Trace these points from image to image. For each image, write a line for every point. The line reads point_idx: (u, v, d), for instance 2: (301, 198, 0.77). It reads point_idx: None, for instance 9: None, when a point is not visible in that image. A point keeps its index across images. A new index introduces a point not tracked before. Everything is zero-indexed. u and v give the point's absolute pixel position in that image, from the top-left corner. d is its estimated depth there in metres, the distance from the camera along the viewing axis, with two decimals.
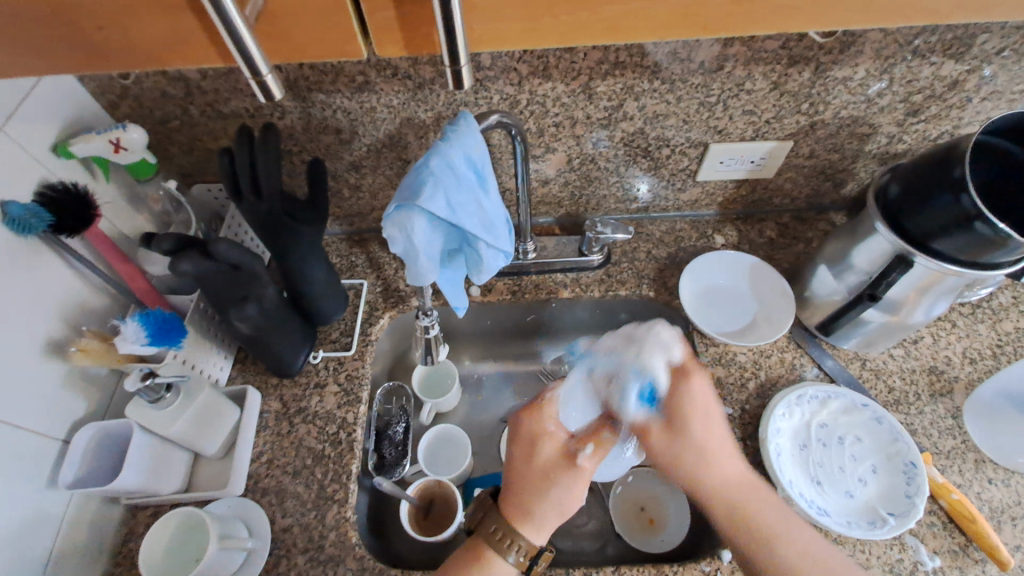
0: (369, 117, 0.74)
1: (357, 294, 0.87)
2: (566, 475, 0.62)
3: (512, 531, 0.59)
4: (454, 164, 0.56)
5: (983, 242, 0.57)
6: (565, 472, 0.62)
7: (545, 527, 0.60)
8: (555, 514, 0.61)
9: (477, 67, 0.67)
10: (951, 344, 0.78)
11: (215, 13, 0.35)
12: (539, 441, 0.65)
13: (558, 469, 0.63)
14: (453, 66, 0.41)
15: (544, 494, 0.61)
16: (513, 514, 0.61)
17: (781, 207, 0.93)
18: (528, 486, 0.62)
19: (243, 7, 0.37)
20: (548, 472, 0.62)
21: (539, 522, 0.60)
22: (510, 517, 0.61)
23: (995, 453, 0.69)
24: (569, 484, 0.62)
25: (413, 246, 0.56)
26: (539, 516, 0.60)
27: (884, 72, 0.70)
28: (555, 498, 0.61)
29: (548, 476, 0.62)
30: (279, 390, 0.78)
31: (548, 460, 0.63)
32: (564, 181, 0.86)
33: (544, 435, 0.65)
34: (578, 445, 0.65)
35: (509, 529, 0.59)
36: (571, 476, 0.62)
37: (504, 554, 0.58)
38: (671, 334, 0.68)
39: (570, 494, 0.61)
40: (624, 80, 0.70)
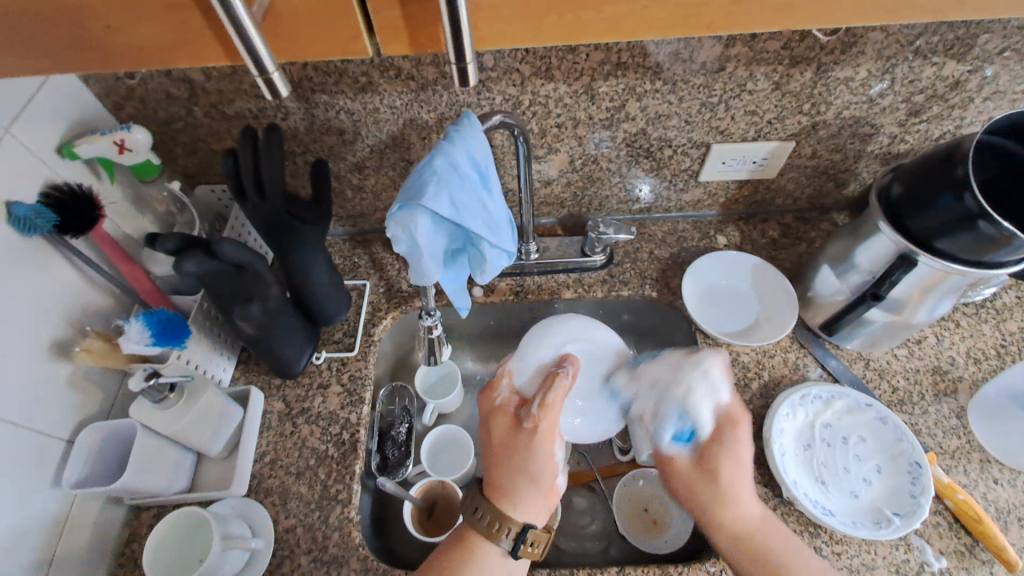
0: (372, 118, 0.74)
1: (360, 295, 0.87)
2: (520, 440, 0.62)
3: (500, 515, 0.59)
4: (458, 164, 0.56)
5: (986, 241, 0.57)
6: (518, 437, 0.63)
7: (522, 498, 0.61)
8: (526, 482, 0.61)
9: (480, 68, 0.68)
10: (955, 344, 0.78)
11: (222, 10, 0.35)
12: (496, 414, 0.66)
13: (512, 439, 0.63)
14: (459, 63, 0.41)
15: (514, 465, 0.62)
16: (493, 495, 0.61)
17: (783, 207, 0.93)
18: (498, 460, 0.63)
19: (250, 5, 0.37)
20: (506, 445, 0.63)
21: (515, 496, 0.61)
22: (490, 497, 0.61)
23: (1001, 453, 0.69)
24: (526, 450, 0.62)
25: (417, 246, 0.56)
26: (510, 488, 0.61)
27: (886, 72, 0.70)
28: (519, 465, 0.61)
29: (506, 444, 0.63)
30: (282, 390, 0.78)
31: (504, 432, 0.64)
32: (567, 182, 0.86)
33: (498, 410, 0.66)
34: (526, 409, 0.65)
35: (494, 512, 0.60)
36: (524, 438, 0.62)
37: (495, 539, 0.59)
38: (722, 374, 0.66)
39: (534, 458, 0.61)
40: (626, 81, 0.70)
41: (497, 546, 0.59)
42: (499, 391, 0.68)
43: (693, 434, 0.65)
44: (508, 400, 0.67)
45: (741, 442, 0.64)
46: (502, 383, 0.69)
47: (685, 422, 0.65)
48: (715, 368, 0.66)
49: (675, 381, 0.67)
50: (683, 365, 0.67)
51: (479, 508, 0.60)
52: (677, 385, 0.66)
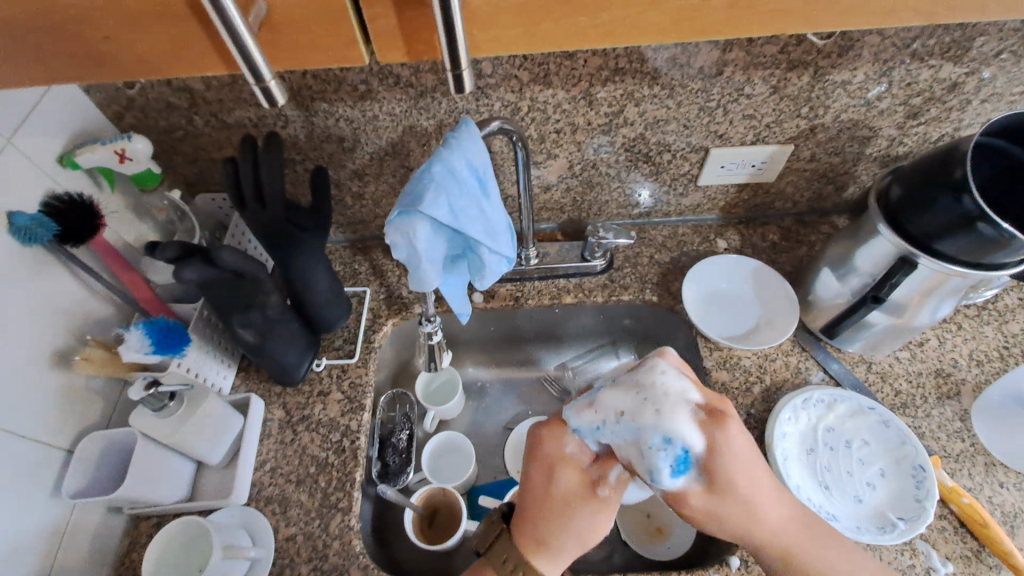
0: (371, 125, 0.74)
1: (360, 302, 0.87)
2: (588, 502, 0.53)
3: (525, 565, 0.52)
4: (456, 170, 0.56)
5: (986, 243, 0.57)
6: (585, 503, 0.53)
7: (565, 563, 0.53)
8: (576, 546, 0.52)
9: (478, 75, 0.68)
10: (958, 346, 0.78)
11: (218, 20, 0.35)
12: (562, 463, 0.54)
13: (579, 498, 0.53)
14: (455, 69, 0.41)
15: (567, 526, 0.52)
16: (524, 543, 0.53)
17: (783, 210, 0.93)
18: (553, 522, 0.52)
19: (247, 14, 0.38)
20: (570, 505, 0.52)
21: (559, 557, 0.52)
22: (517, 542, 0.53)
23: (1005, 456, 0.69)
24: (593, 517, 0.52)
25: (416, 252, 0.56)
26: (553, 547, 0.52)
27: (883, 75, 0.70)
28: (578, 532, 0.52)
29: (569, 504, 0.52)
30: (282, 398, 0.78)
31: (569, 489, 0.53)
32: (566, 187, 0.86)
33: (566, 459, 0.54)
34: (603, 471, 0.53)
35: (523, 564, 0.52)
36: (597, 505, 0.53)
37: None
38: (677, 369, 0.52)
39: (596, 529, 0.53)
40: (624, 86, 0.70)
41: None
42: (568, 444, 0.54)
43: (689, 454, 0.48)
44: (580, 452, 0.54)
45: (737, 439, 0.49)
46: (574, 432, 0.54)
47: (675, 445, 0.48)
48: (669, 366, 0.53)
49: (648, 393, 0.51)
50: (635, 390, 0.52)
51: (505, 555, 0.53)
52: (628, 388, 0.52)
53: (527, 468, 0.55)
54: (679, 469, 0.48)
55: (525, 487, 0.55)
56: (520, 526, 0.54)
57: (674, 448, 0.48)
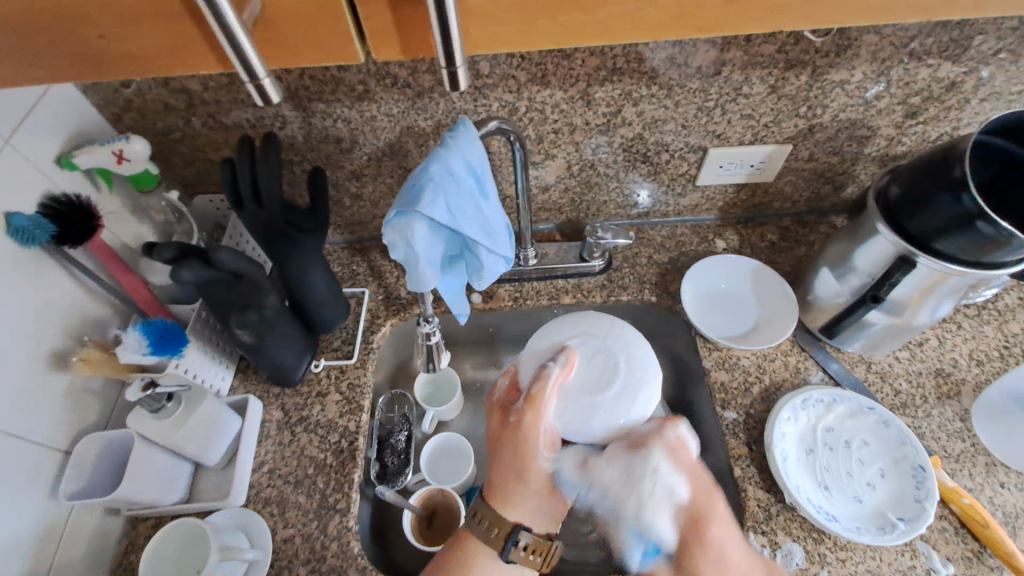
0: (369, 126, 0.74)
1: (358, 302, 0.87)
2: (509, 434, 0.63)
3: (495, 517, 0.61)
4: (453, 170, 0.56)
5: (985, 241, 0.56)
6: (507, 435, 0.64)
7: (516, 498, 0.62)
8: (514, 482, 0.62)
9: (476, 75, 0.68)
10: (958, 345, 0.77)
11: (211, 16, 0.35)
12: (492, 411, 0.67)
13: (501, 432, 0.64)
14: (450, 67, 0.41)
15: (501, 459, 0.63)
16: (490, 493, 0.63)
17: (782, 210, 0.93)
18: (497, 464, 0.64)
19: (241, 11, 0.38)
20: (497, 442, 0.65)
21: (508, 497, 0.62)
22: (484, 495, 0.64)
23: (1006, 457, 0.68)
24: (513, 447, 0.63)
25: (413, 252, 0.56)
26: (501, 485, 0.63)
27: (881, 75, 0.70)
28: (507, 467, 0.63)
29: (497, 441, 0.65)
30: (280, 399, 0.78)
31: (497, 427, 0.65)
32: (564, 187, 0.86)
33: (493, 407, 0.67)
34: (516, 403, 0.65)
35: (489, 512, 0.61)
36: (513, 436, 0.63)
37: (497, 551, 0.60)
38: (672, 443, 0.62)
39: (522, 458, 0.62)
40: (621, 86, 0.70)
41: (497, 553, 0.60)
42: (500, 383, 0.68)
43: (660, 547, 0.62)
44: (504, 396, 0.67)
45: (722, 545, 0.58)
46: (505, 376, 0.68)
47: (647, 538, 0.62)
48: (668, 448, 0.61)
49: (626, 493, 0.61)
50: (632, 475, 0.61)
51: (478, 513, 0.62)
52: (628, 495, 0.61)
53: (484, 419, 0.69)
54: (649, 552, 0.62)
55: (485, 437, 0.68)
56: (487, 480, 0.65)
57: (646, 543, 0.62)
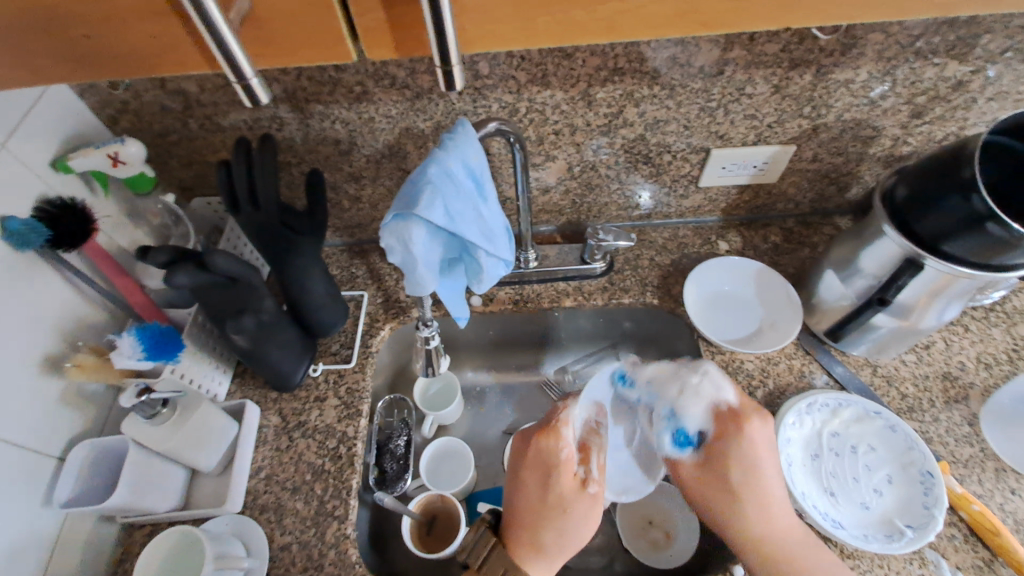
0: (368, 128, 0.73)
1: (357, 305, 0.86)
2: (582, 504, 0.61)
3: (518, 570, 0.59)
4: (451, 171, 0.55)
5: (995, 243, 0.55)
6: (580, 503, 0.61)
7: (554, 562, 0.60)
8: (566, 552, 0.60)
9: (476, 75, 0.67)
10: (965, 348, 0.76)
11: (196, 13, 0.34)
12: (560, 470, 0.61)
13: (572, 500, 0.61)
14: (444, 66, 0.40)
15: (560, 527, 0.60)
16: (525, 553, 0.59)
17: (785, 212, 0.92)
18: (545, 529, 0.60)
19: (228, 10, 0.37)
20: (565, 503, 0.60)
21: (551, 562, 0.60)
22: (518, 554, 0.60)
23: (1016, 462, 0.67)
24: (581, 519, 0.60)
25: (411, 256, 0.54)
26: (547, 550, 0.59)
27: (886, 74, 0.69)
28: (568, 536, 0.60)
29: (564, 504, 0.60)
30: (278, 404, 0.77)
31: (567, 492, 0.61)
32: (565, 189, 0.85)
33: (563, 465, 0.61)
34: (583, 468, 0.62)
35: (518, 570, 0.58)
36: (587, 505, 0.61)
37: None
38: (719, 376, 0.64)
39: (581, 530, 0.61)
40: (623, 86, 0.70)
41: None
42: (565, 438, 0.63)
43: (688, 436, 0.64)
44: (571, 453, 0.62)
45: (768, 435, 0.61)
46: (567, 427, 0.63)
47: (677, 423, 0.64)
48: (714, 371, 0.64)
49: (687, 390, 0.64)
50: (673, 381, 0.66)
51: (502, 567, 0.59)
52: (673, 385, 0.66)
53: (525, 469, 0.63)
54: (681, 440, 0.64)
55: (525, 488, 0.62)
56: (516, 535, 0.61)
57: (676, 425, 0.64)
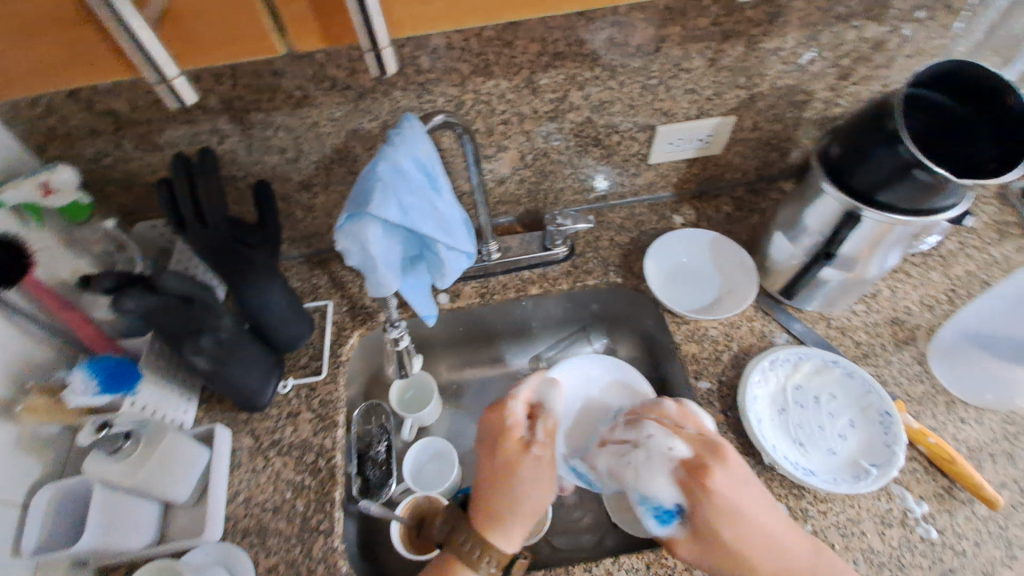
0: (314, 133, 0.72)
1: (323, 316, 0.84)
2: (526, 466, 0.61)
3: (481, 541, 0.59)
4: (401, 168, 0.52)
5: (925, 189, 0.58)
6: (524, 464, 0.61)
7: (514, 532, 0.60)
8: (523, 518, 0.60)
9: (418, 70, 0.67)
10: (909, 294, 0.81)
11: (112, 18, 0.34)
12: (505, 435, 0.64)
13: (514, 461, 0.61)
14: (376, 48, 0.40)
15: (508, 493, 0.60)
16: (479, 521, 0.60)
17: (733, 181, 0.95)
18: (492, 492, 0.61)
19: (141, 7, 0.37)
20: (510, 468, 0.61)
21: (507, 529, 0.59)
22: (471, 521, 0.61)
23: (964, 393, 0.71)
24: (528, 480, 0.60)
25: (371, 257, 0.53)
26: (499, 517, 0.60)
27: (812, 40, 0.73)
28: (516, 498, 0.60)
29: (509, 466, 0.61)
30: (249, 425, 0.75)
31: (510, 456, 0.62)
32: (520, 178, 0.86)
33: (507, 430, 0.64)
34: (529, 433, 0.64)
35: (478, 538, 0.59)
36: (531, 464, 0.61)
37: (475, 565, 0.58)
38: (676, 412, 0.67)
39: (532, 490, 0.60)
40: (565, 70, 0.70)
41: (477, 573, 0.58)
42: (509, 410, 0.66)
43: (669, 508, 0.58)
44: (518, 421, 0.65)
45: (738, 476, 0.57)
46: (512, 400, 0.67)
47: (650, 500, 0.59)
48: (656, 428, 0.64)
49: (644, 467, 0.61)
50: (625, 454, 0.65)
51: (465, 538, 0.60)
52: (627, 470, 0.63)
53: (480, 443, 0.65)
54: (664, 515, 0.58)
55: (479, 462, 0.64)
56: (475, 504, 0.62)
57: (653, 502, 0.59)
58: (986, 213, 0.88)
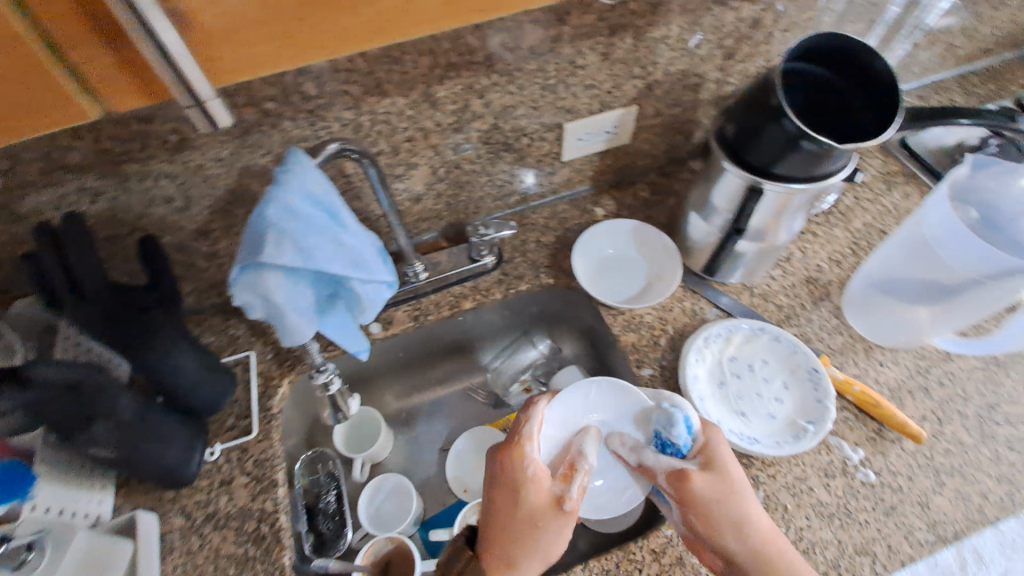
0: (201, 176, 0.66)
1: (246, 368, 0.78)
2: (557, 519, 0.60)
3: None
4: (294, 208, 0.48)
5: (813, 157, 0.60)
6: (554, 519, 0.60)
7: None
8: (540, 563, 0.59)
9: (305, 97, 0.62)
10: (818, 252, 0.85)
11: None
12: (528, 487, 0.61)
13: (544, 516, 0.60)
14: (200, 103, 0.44)
15: (533, 542, 0.59)
16: (495, 568, 0.58)
17: (646, 166, 0.97)
18: (516, 540, 0.59)
19: None
20: (536, 520, 0.60)
21: (522, 572, 0.58)
22: (486, 565, 0.59)
23: (879, 338, 0.76)
24: (554, 530, 0.60)
25: (275, 305, 0.50)
26: (517, 561, 0.58)
27: (695, 25, 0.75)
28: (542, 549, 0.59)
29: (535, 518, 0.60)
30: (178, 502, 0.68)
31: (539, 507, 0.60)
32: (436, 193, 0.84)
33: (531, 480, 0.62)
34: (555, 484, 0.63)
35: None
36: (560, 521, 0.60)
37: None
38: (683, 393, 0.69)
39: (557, 539, 0.60)
40: (462, 80, 0.68)
41: None
42: (528, 454, 0.63)
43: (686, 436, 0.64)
44: (539, 470, 0.63)
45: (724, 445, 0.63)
46: (531, 442, 0.64)
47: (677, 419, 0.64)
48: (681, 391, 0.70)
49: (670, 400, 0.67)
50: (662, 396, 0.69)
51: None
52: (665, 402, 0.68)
53: (495, 488, 0.63)
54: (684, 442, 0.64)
55: (498, 510, 0.61)
56: (488, 549, 0.60)
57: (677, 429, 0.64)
58: (873, 166, 0.94)
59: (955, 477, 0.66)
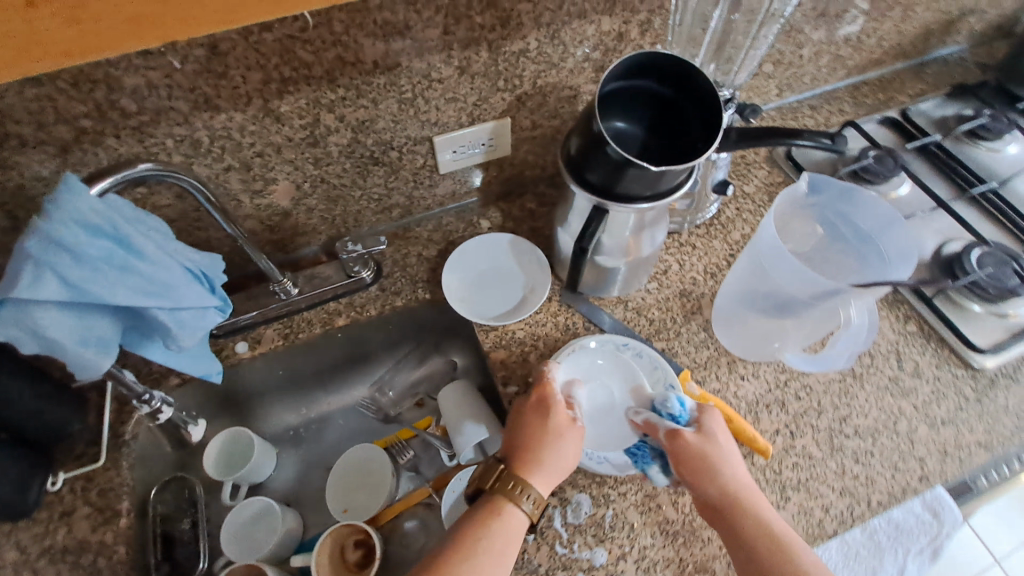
0: (25, 197, 0.64)
1: (101, 392, 0.76)
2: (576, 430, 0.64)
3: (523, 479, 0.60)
4: (62, 239, 0.45)
5: (642, 180, 0.60)
6: (572, 431, 0.64)
7: (551, 478, 0.62)
8: (561, 468, 0.63)
9: (125, 115, 0.60)
10: (695, 264, 0.85)
11: None
12: (552, 404, 0.66)
13: (566, 428, 0.64)
14: None
15: (554, 446, 0.63)
16: (524, 467, 0.62)
17: (536, 177, 0.96)
18: (545, 445, 0.63)
19: None
20: (559, 431, 0.64)
21: (546, 472, 0.62)
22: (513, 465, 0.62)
23: (742, 352, 0.76)
24: (570, 442, 0.64)
25: (53, 340, 0.47)
26: (542, 462, 0.62)
27: (554, 38, 0.73)
28: (562, 454, 0.63)
29: (558, 430, 0.64)
30: (14, 535, 0.66)
31: (561, 421, 0.64)
32: (306, 208, 0.82)
33: (554, 401, 0.66)
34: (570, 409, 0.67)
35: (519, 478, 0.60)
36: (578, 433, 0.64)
37: (518, 502, 0.59)
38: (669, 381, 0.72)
39: (575, 446, 0.64)
40: (303, 95, 0.66)
41: (520, 510, 0.59)
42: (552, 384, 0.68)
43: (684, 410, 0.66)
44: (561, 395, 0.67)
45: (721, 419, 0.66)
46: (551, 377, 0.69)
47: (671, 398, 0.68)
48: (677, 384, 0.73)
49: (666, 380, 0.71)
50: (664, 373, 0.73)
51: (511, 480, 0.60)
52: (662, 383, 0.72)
53: (523, 410, 0.67)
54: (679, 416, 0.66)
55: (526, 424, 0.65)
56: (515, 455, 0.63)
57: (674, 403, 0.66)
58: (758, 177, 0.94)
59: (799, 491, 0.67)
